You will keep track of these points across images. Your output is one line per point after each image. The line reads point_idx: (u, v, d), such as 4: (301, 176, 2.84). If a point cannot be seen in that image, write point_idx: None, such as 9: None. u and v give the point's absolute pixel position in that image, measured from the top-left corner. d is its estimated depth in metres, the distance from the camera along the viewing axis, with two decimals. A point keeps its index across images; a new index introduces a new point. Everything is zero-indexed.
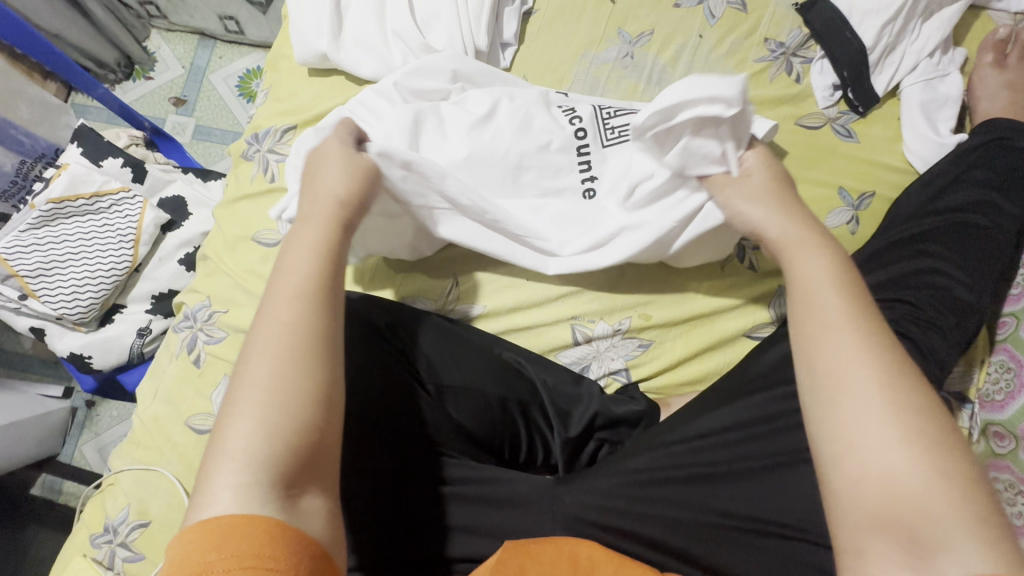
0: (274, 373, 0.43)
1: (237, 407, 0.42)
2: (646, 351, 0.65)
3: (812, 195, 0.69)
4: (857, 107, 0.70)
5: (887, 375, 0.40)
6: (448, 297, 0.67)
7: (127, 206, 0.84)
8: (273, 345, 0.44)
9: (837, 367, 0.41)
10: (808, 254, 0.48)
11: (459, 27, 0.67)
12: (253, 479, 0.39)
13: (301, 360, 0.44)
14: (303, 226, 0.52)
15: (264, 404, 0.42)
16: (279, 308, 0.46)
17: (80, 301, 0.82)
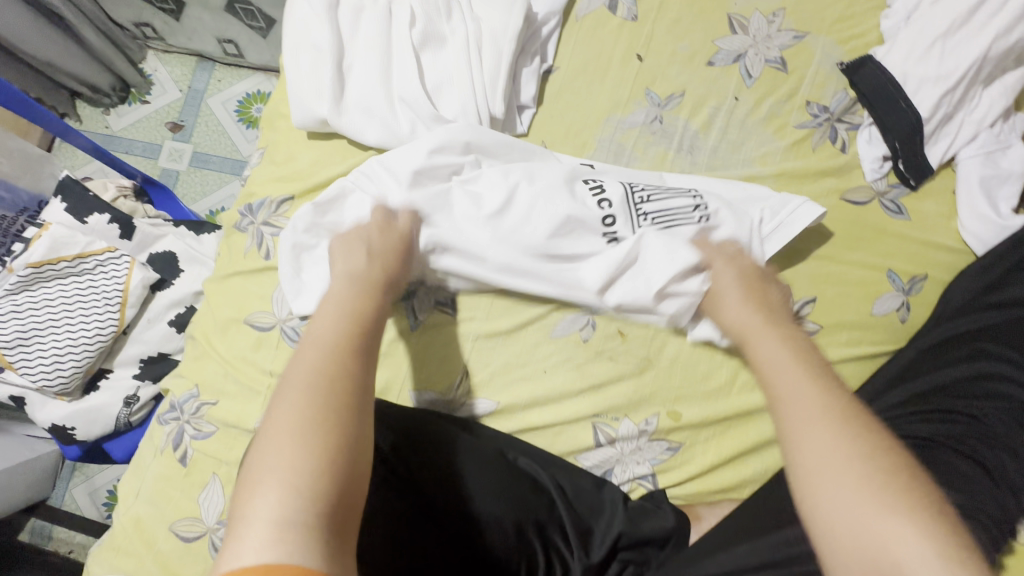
0: (315, 413, 0.41)
1: (280, 440, 0.39)
2: (675, 455, 0.59)
3: (858, 280, 0.63)
4: (909, 181, 0.64)
5: (848, 427, 0.41)
6: (457, 390, 0.61)
7: (112, 267, 0.78)
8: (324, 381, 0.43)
9: (791, 416, 0.44)
10: (768, 332, 0.51)
11: (474, 95, 0.61)
12: (291, 527, 0.35)
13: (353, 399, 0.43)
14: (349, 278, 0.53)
15: (307, 443, 0.39)
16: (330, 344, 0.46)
17: (61, 372, 0.76)
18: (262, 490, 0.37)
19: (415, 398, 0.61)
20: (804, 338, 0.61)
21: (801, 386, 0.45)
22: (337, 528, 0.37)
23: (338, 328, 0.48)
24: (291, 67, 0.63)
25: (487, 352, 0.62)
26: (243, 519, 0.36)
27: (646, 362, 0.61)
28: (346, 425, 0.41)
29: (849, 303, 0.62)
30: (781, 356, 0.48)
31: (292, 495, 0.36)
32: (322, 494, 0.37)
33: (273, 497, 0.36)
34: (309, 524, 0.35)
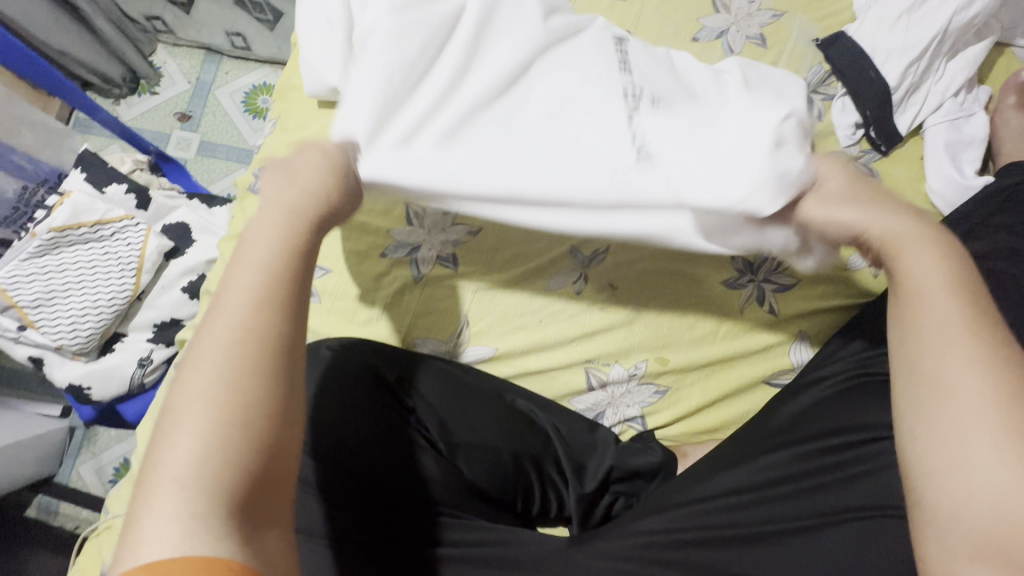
0: (234, 387, 0.34)
1: (188, 387, 0.34)
2: (662, 398, 0.63)
3: None
4: (880, 147, 0.69)
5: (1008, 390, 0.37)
6: (458, 338, 0.65)
7: (129, 233, 0.83)
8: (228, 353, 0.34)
9: (945, 376, 0.39)
10: (919, 250, 0.41)
11: None
12: (219, 483, 0.32)
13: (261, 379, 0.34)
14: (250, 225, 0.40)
15: (214, 428, 0.32)
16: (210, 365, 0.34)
17: (80, 332, 0.80)
18: (162, 493, 0.31)
19: (418, 346, 0.65)
20: (784, 291, 0.65)
21: (939, 314, 0.40)
22: (259, 506, 0.33)
23: (240, 279, 0.37)
24: (306, 40, 0.68)
25: (488, 304, 0.65)
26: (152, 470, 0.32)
27: (637, 311, 0.65)
28: (233, 444, 0.33)
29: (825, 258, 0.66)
30: (936, 279, 0.40)
31: (202, 494, 0.31)
32: (236, 478, 0.32)
33: (182, 468, 0.32)
34: (241, 483, 0.32)
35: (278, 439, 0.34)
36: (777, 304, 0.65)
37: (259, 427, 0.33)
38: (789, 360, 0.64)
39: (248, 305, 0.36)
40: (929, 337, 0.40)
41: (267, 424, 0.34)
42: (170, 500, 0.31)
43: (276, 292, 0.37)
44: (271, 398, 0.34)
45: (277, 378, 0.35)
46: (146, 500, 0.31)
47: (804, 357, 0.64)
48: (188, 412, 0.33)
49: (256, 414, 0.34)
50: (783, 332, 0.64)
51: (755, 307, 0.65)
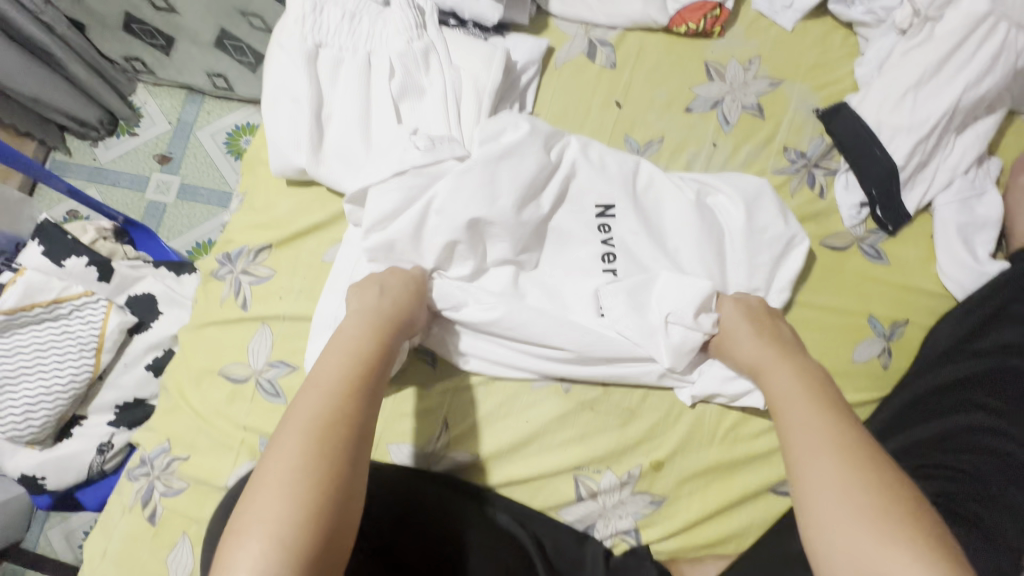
0: (316, 455, 0.42)
1: (278, 456, 0.42)
2: (658, 509, 0.58)
3: (839, 325, 0.62)
4: (887, 227, 0.64)
5: (850, 464, 0.42)
6: (436, 443, 0.60)
7: (88, 311, 0.77)
8: (309, 427, 0.43)
9: (798, 447, 0.44)
10: (778, 363, 0.51)
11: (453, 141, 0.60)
12: (302, 530, 0.38)
13: (340, 447, 0.43)
14: (342, 330, 0.51)
15: (302, 486, 0.40)
16: (292, 440, 0.42)
17: (32, 422, 0.75)
18: (248, 537, 0.38)
19: (392, 452, 0.60)
20: None
21: (803, 416, 0.46)
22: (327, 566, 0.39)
23: (331, 366, 0.48)
24: (272, 119, 0.63)
25: (468, 405, 0.60)
26: (241, 517, 0.40)
27: (630, 410, 0.60)
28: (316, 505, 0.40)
29: (830, 350, 0.62)
30: (794, 389, 0.49)
31: (282, 541, 0.38)
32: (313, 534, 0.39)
33: (269, 520, 0.38)
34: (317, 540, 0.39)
35: (348, 503, 0.42)
36: None
37: (337, 492, 0.41)
38: None
39: (336, 391, 0.46)
40: (784, 418, 0.47)
41: (342, 491, 0.41)
42: (257, 542, 0.38)
43: (358, 387, 0.47)
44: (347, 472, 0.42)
45: (354, 452, 0.43)
46: (233, 547, 0.38)
47: None
48: (276, 473, 0.41)
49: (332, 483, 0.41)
50: None
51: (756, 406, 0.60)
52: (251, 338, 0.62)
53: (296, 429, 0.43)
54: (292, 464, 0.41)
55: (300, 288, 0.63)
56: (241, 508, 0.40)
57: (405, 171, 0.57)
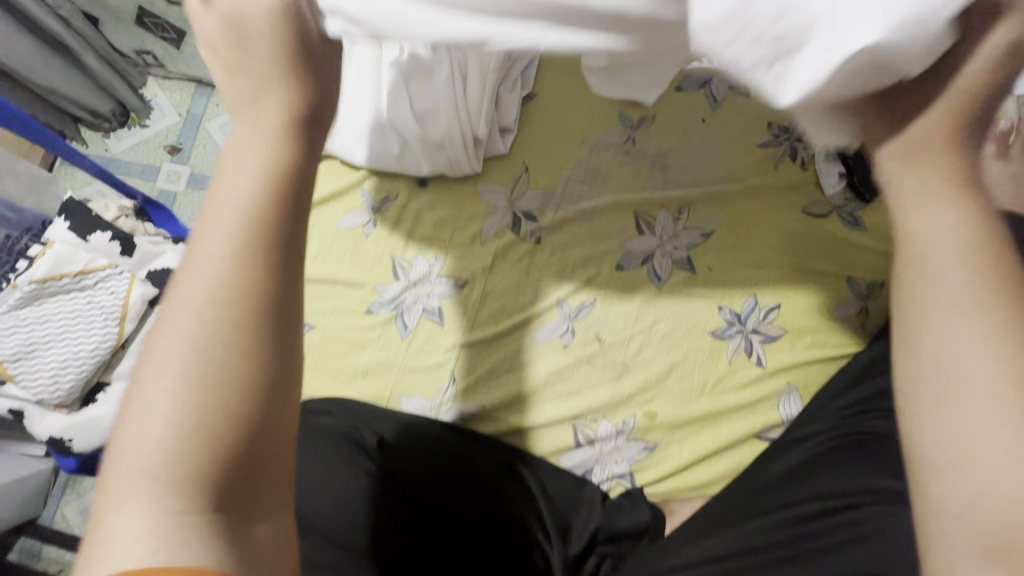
0: (219, 355, 0.30)
1: (173, 322, 0.31)
2: (651, 455, 0.63)
3: (820, 286, 0.67)
4: (863, 194, 0.69)
5: (994, 285, 0.28)
6: (445, 395, 0.64)
7: (113, 282, 0.82)
8: (208, 312, 0.30)
9: (959, 365, 0.27)
10: (934, 207, 0.28)
11: (458, 119, 0.64)
12: (209, 368, 0.30)
13: (247, 348, 0.31)
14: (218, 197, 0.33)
15: (223, 280, 0.31)
16: (191, 298, 0.31)
17: (61, 385, 0.79)
18: (154, 390, 0.30)
19: (404, 403, 0.64)
20: (771, 342, 0.65)
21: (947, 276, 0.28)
22: (252, 483, 0.30)
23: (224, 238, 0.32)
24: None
25: (474, 360, 0.65)
26: (118, 458, 0.30)
27: (624, 362, 0.65)
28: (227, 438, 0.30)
29: (812, 308, 0.66)
30: (951, 239, 0.28)
31: (177, 451, 0.29)
32: (234, 414, 0.30)
33: (179, 349, 0.30)
34: (244, 379, 0.30)
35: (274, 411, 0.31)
36: (765, 356, 0.65)
37: (249, 407, 0.30)
38: (779, 414, 0.63)
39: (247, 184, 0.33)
40: (936, 309, 0.28)
41: (257, 408, 0.30)
42: (169, 396, 0.30)
43: (282, 194, 0.33)
44: (261, 336, 0.31)
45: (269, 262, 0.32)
46: (115, 491, 0.29)
47: (793, 411, 0.63)
48: (177, 335, 0.30)
49: (242, 392, 0.30)
50: (771, 385, 0.64)
51: (743, 359, 0.65)
52: None
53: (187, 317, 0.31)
54: (189, 331, 0.30)
55: (317, 253, 0.68)
56: (123, 421, 0.30)
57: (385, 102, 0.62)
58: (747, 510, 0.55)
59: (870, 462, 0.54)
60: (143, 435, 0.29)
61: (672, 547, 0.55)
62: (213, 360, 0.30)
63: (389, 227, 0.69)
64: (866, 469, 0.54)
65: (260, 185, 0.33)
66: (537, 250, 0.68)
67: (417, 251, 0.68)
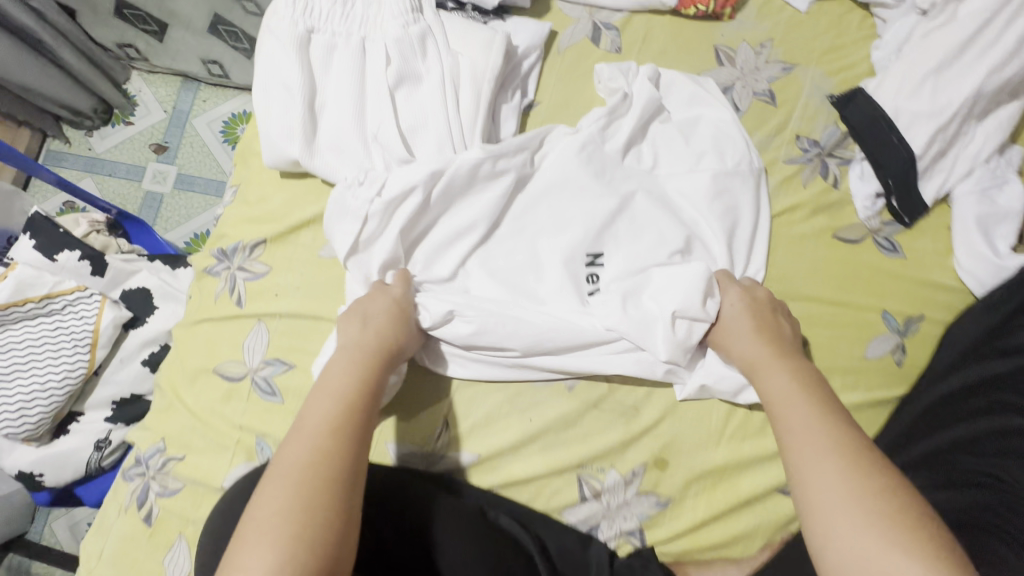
0: (314, 494, 0.42)
1: (286, 472, 0.43)
2: (663, 510, 0.57)
3: (852, 321, 0.60)
4: (902, 218, 0.62)
5: (826, 416, 0.47)
6: (437, 442, 0.58)
7: (82, 306, 0.76)
8: (307, 467, 0.43)
9: (799, 462, 0.45)
10: (774, 372, 0.51)
11: (449, 138, 0.58)
12: (306, 524, 0.40)
13: (334, 487, 0.43)
14: (319, 388, 0.49)
15: (323, 438, 0.45)
16: (299, 448, 0.45)
17: (29, 418, 0.73)
18: (254, 544, 0.40)
19: (391, 451, 0.58)
20: None
21: (797, 410, 0.48)
22: None
23: (324, 407, 0.47)
24: (266, 101, 0.61)
25: (469, 404, 0.59)
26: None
27: (634, 405, 0.58)
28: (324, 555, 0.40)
29: (841, 346, 0.60)
30: (783, 392, 0.50)
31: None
32: (319, 560, 0.40)
33: (282, 509, 0.41)
34: (332, 533, 0.41)
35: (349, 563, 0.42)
36: None
37: (337, 537, 0.41)
38: None
39: (343, 396, 0.48)
40: (787, 426, 0.47)
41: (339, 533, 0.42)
42: (267, 548, 0.39)
43: (366, 385, 0.50)
44: (354, 493, 0.44)
45: (357, 454, 0.45)
46: None
47: None
48: (283, 488, 0.42)
49: (334, 514, 0.42)
50: None
51: None
52: (246, 335, 0.60)
53: (285, 472, 0.43)
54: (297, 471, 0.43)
55: (298, 284, 0.61)
56: (231, 551, 0.40)
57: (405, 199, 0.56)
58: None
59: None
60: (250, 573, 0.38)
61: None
62: (310, 505, 0.41)
63: None
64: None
65: (354, 374, 0.50)
66: None
67: None
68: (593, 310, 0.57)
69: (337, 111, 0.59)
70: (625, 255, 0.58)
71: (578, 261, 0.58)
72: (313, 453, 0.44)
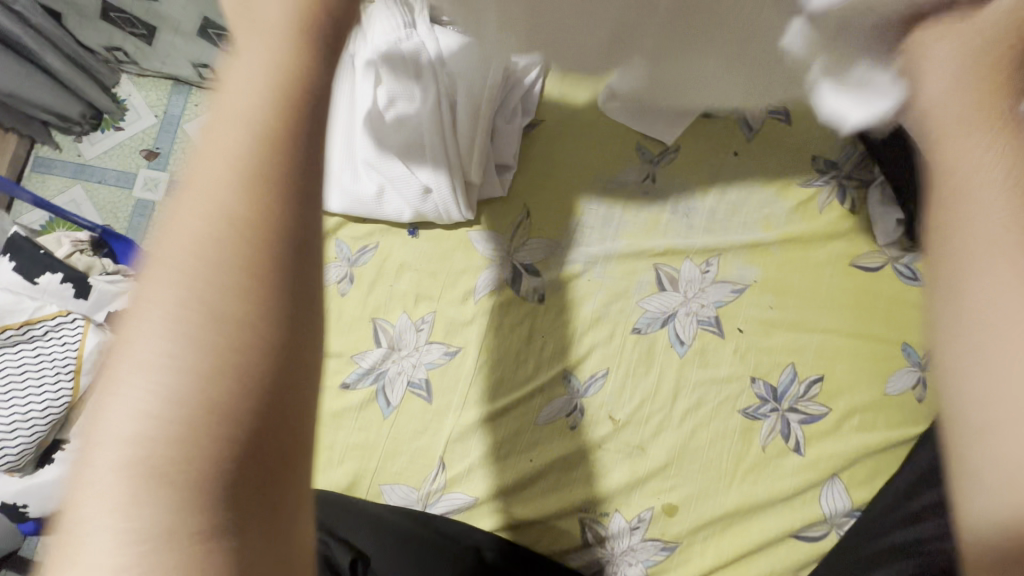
0: (216, 315, 0.23)
1: (161, 272, 0.24)
2: (670, 556, 0.54)
3: (870, 354, 0.57)
4: (924, 245, 0.59)
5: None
6: (432, 484, 0.55)
7: (65, 332, 0.73)
8: (202, 258, 0.24)
9: (992, 311, 0.27)
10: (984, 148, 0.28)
11: (447, 161, 0.56)
12: (217, 324, 0.23)
13: (254, 313, 0.24)
14: (206, 158, 0.25)
15: (231, 233, 0.24)
16: (187, 231, 0.24)
17: (10, 449, 0.71)
18: (133, 383, 0.23)
19: (385, 494, 0.56)
20: (811, 424, 0.56)
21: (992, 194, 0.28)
22: (255, 507, 0.23)
23: (218, 203, 0.24)
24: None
25: (468, 443, 0.56)
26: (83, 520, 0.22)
27: (640, 443, 0.56)
28: (242, 407, 0.23)
29: (859, 382, 0.57)
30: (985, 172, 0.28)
31: (180, 437, 0.22)
32: (232, 431, 0.23)
33: (178, 276, 0.24)
34: (268, 339, 0.24)
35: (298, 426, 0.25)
36: (804, 439, 0.56)
37: (255, 409, 0.23)
38: (821, 509, 0.54)
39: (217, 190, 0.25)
40: (972, 242, 0.28)
41: (263, 390, 0.24)
42: (145, 402, 0.23)
43: (281, 129, 0.25)
44: (280, 342, 0.24)
45: (292, 267, 0.25)
46: (91, 500, 0.22)
47: (839, 506, 0.54)
48: (163, 279, 0.24)
49: (258, 350, 0.24)
50: (814, 474, 0.55)
51: (777, 443, 0.56)
52: None
53: (165, 271, 0.24)
54: (186, 274, 0.24)
55: None
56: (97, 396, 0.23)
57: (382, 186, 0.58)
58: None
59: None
60: (122, 423, 0.22)
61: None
62: (213, 311, 0.23)
63: (369, 285, 0.60)
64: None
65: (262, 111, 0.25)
66: (540, 310, 0.58)
67: (400, 310, 0.59)
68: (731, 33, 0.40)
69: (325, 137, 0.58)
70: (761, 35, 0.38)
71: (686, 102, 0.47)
72: (216, 261, 0.24)
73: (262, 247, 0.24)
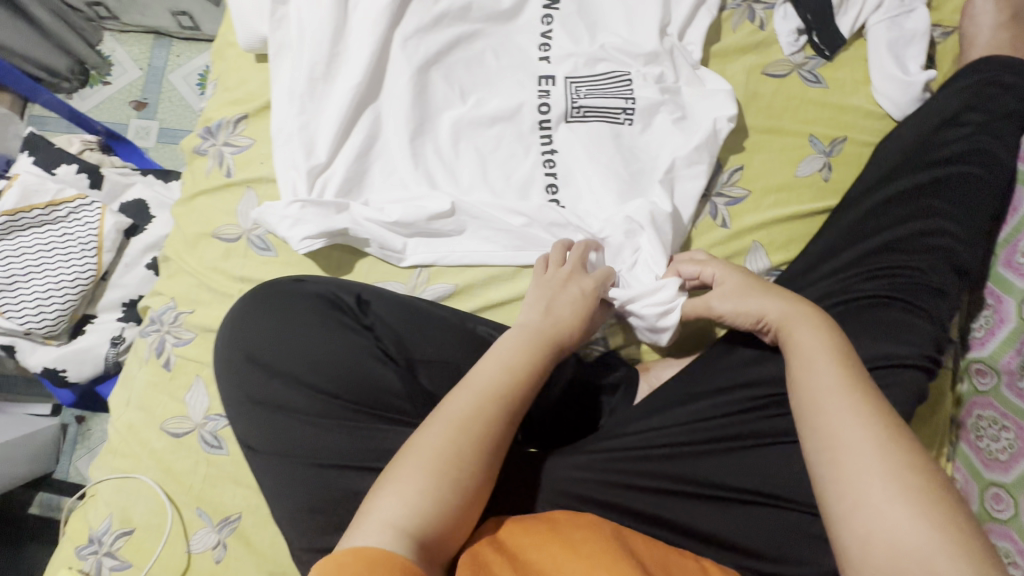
0: (466, 449, 0.42)
1: (444, 420, 0.43)
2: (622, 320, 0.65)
3: (782, 145, 0.67)
4: (824, 51, 0.68)
5: (850, 374, 0.44)
6: (419, 278, 0.65)
7: (84, 213, 0.82)
8: (470, 426, 0.43)
9: (834, 425, 0.41)
10: (806, 327, 0.48)
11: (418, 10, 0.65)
12: (468, 456, 0.42)
13: (482, 453, 0.43)
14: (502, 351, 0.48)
15: (487, 420, 0.44)
16: (467, 401, 0.44)
17: (47, 315, 0.80)
18: (407, 470, 0.41)
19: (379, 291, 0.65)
20: (734, 203, 0.66)
21: (829, 388, 0.43)
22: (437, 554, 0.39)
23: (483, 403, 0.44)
24: (274, 67, 0.66)
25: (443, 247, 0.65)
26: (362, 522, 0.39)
27: None
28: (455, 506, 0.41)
29: (774, 167, 0.67)
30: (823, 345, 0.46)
31: (425, 502, 0.40)
32: (447, 508, 0.40)
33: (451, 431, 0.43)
34: (481, 477, 0.42)
35: (469, 522, 0.42)
36: (730, 217, 0.66)
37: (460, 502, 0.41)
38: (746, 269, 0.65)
39: (502, 396, 0.45)
40: (822, 394, 0.43)
41: (467, 498, 0.42)
42: (410, 483, 0.40)
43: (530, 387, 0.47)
44: (490, 470, 0.43)
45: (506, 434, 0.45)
46: (365, 517, 0.39)
47: (761, 265, 0.65)
48: (448, 425, 0.43)
49: (478, 478, 0.42)
50: (736, 244, 0.65)
51: (707, 222, 0.66)
52: (239, 202, 0.67)
53: (443, 420, 0.43)
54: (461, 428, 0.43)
55: None
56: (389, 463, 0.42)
57: (352, 23, 0.65)
58: (724, 382, 0.53)
59: (876, 329, 0.50)
60: (400, 491, 0.40)
61: (651, 411, 0.53)
62: (467, 453, 0.42)
63: None
64: (865, 337, 0.50)
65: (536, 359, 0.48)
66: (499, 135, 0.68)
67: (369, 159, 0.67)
68: (567, 175, 0.65)
69: (365, 76, 0.64)
70: (582, 191, 0.65)
71: (518, 103, 0.66)
72: (478, 433, 0.43)
73: (501, 428, 0.44)
